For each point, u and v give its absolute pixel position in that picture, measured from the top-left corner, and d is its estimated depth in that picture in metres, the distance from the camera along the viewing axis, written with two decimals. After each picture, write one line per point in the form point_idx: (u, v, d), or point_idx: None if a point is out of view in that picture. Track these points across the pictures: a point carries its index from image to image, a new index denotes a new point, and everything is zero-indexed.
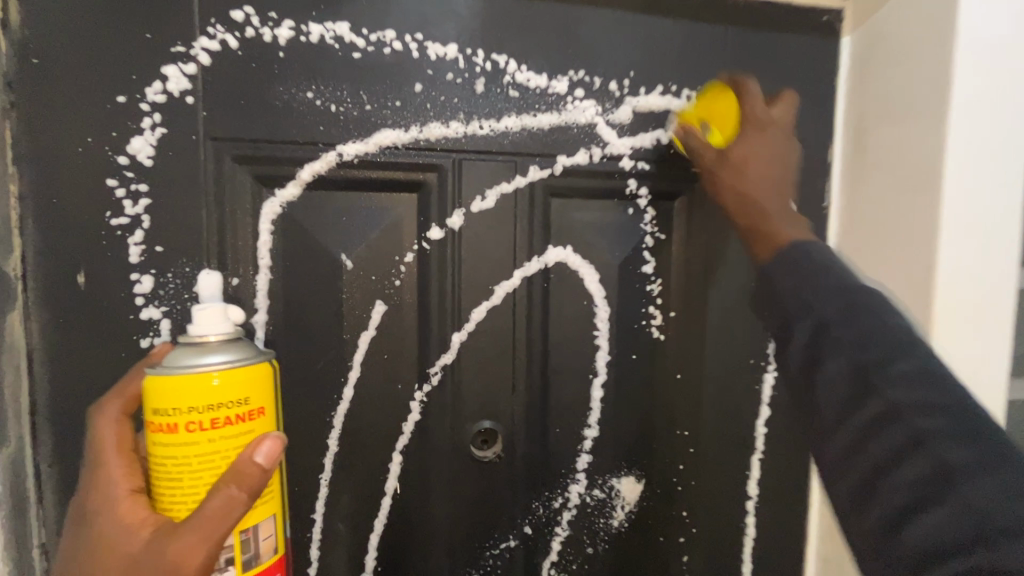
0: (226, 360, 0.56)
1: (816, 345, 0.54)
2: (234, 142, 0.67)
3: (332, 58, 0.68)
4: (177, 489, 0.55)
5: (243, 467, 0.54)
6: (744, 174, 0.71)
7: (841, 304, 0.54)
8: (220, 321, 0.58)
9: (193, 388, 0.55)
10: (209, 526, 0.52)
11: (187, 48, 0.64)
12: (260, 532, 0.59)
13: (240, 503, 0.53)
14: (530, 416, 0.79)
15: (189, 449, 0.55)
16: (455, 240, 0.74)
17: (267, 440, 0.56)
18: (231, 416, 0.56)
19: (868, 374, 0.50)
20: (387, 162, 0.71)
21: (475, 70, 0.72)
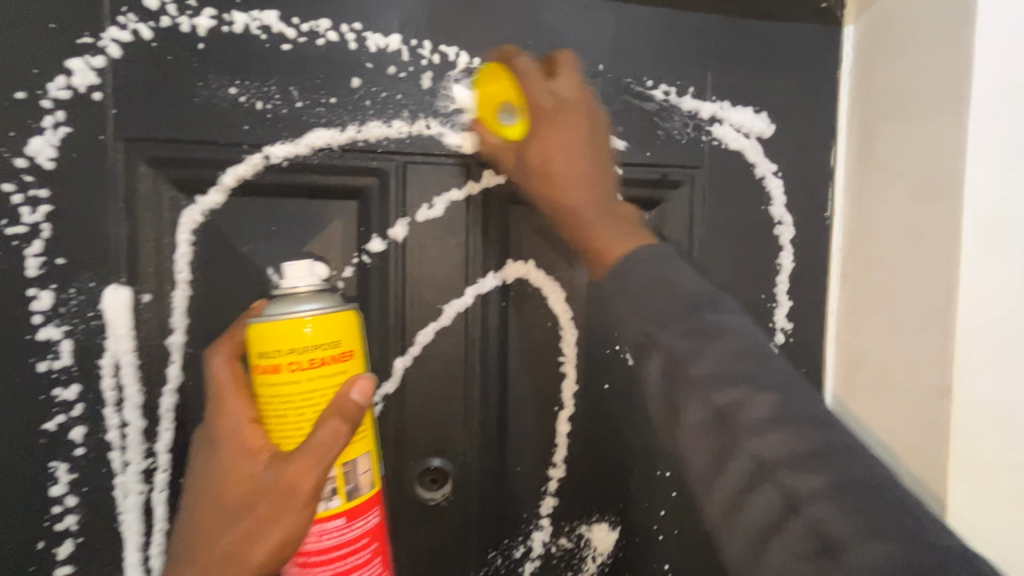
0: (316, 305, 0.49)
1: (669, 384, 0.47)
2: (147, 143, 0.60)
3: (259, 49, 0.61)
4: (287, 426, 0.50)
5: (343, 404, 0.49)
6: (549, 178, 0.58)
7: (683, 333, 0.47)
8: (307, 268, 0.51)
9: (284, 332, 0.48)
10: (317, 455, 0.48)
11: (95, 39, 0.58)
12: (359, 469, 0.52)
13: (341, 437, 0.48)
14: (486, 452, 0.69)
15: (291, 389, 0.49)
16: (400, 254, 0.66)
17: (360, 377, 0.50)
18: (328, 357, 0.50)
19: (724, 423, 0.44)
20: (321, 165, 0.63)
21: (421, 63, 0.64)
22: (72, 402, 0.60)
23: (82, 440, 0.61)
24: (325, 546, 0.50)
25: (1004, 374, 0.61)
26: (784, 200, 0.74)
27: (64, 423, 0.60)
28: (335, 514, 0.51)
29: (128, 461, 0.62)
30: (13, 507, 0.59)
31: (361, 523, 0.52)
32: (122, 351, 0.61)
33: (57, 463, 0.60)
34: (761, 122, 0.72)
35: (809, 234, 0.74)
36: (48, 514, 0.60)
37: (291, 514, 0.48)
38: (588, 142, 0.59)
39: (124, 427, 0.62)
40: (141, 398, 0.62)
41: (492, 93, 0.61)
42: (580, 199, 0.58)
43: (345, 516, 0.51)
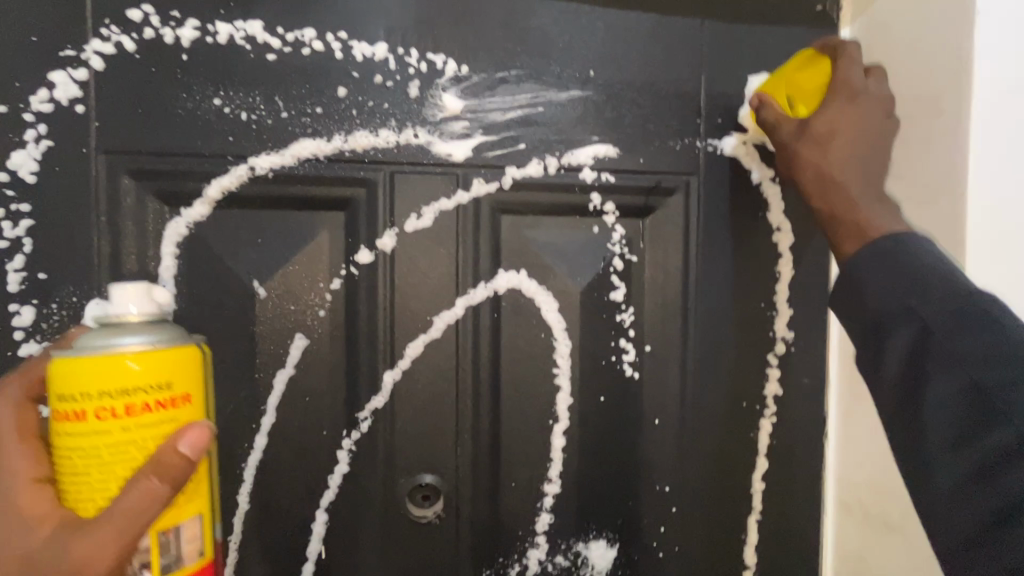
0: (148, 339, 0.44)
1: (915, 363, 0.44)
2: (130, 156, 0.59)
3: (243, 60, 0.60)
4: (90, 484, 0.43)
5: (166, 459, 0.42)
6: (825, 145, 0.59)
7: (953, 311, 0.43)
8: (144, 293, 0.46)
9: (103, 370, 0.43)
10: (124, 524, 0.41)
11: (78, 51, 0.57)
12: (183, 533, 0.45)
13: (160, 499, 0.42)
14: (479, 468, 0.67)
15: (100, 440, 0.43)
16: (389, 264, 0.64)
17: (192, 427, 0.44)
18: (155, 401, 0.44)
19: (984, 398, 0.41)
20: (308, 176, 0.62)
21: (408, 72, 0.63)
22: None
23: None
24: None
25: None
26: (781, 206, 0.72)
27: None
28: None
29: None
30: None
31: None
32: None
33: None
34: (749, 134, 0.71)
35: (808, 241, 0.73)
36: None
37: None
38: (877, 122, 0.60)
39: None
40: None
41: (796, 80, 0.63)
42: (837, 166, 0.58)
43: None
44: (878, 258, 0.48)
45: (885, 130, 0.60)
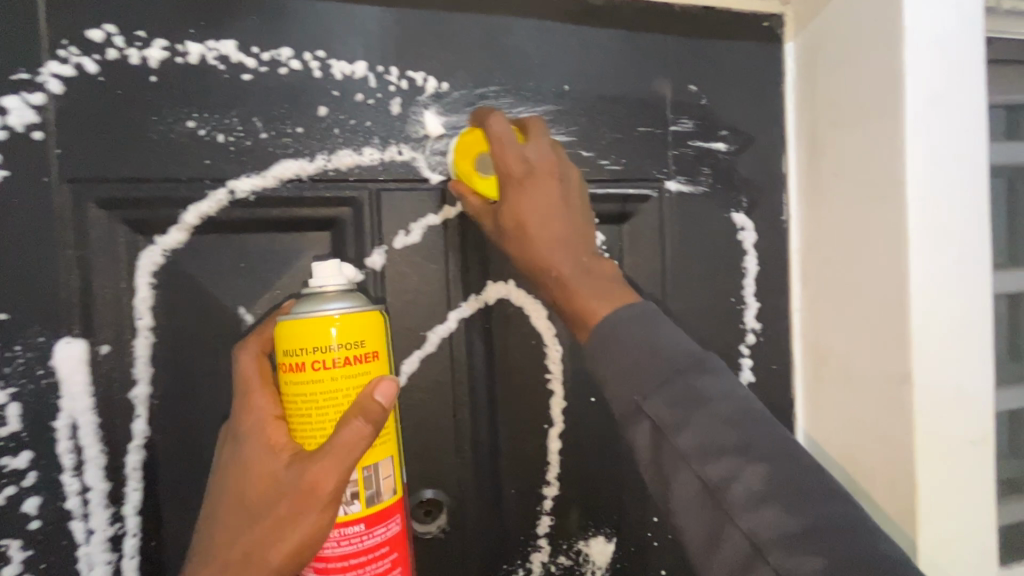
0: (345, 303, 0.49)
1: (659, 449, 0.51)
2: (98, 184, 0.56)
3: (217, 80, 0.59)
4: (308, 424, 0.49)
5: (367, 406, 0.47)
6: (526, 240, 0.61)
7: (667, 400, 0.51)
8: (335, 268, 0.51)
9: (311, 328, 0.48)
10: (340, 458, 0.46)
11: (32, 74, 0.54)
12: (381, 473, 0.51)
13: (364, 440, 0.47)
14: (478, 478, 0.68)
15: (315, 387, 0.48)
16: (379, 282, 0.64)
17: (383, 380, 0.49)
18: (354, 356, 0.49)
19: (713, 493, 0.49)
20: (291, 197, 0.61)
21: (389, 89, 0.64)
22: (23, 471, 0.55)
23: (36, 513, 0.55)
24: (347, 551, 0.49)
25: (953, 352, 0.66)
26: (744, 208, 0.77)
27: (14, 495, 0.54)
28: (356, 518, 0.50)
29: (93, 528, 0.57)
30: None
31: (382, 530, 0.51)
32: (79, 410, 0.56)
33: (9, 540, 0.54)
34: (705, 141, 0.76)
35: (769, 238, 0.78)
36: None
37: (312, 514, 0.47)
38: (567, 201, 0.62)
39: (85, 493, 0.56)
40: (104, 458, 0.57)
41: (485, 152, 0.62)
42: (542, 250, 0.60)
43: (365, 521, 0.50)
44: (628, 319, 0.55)
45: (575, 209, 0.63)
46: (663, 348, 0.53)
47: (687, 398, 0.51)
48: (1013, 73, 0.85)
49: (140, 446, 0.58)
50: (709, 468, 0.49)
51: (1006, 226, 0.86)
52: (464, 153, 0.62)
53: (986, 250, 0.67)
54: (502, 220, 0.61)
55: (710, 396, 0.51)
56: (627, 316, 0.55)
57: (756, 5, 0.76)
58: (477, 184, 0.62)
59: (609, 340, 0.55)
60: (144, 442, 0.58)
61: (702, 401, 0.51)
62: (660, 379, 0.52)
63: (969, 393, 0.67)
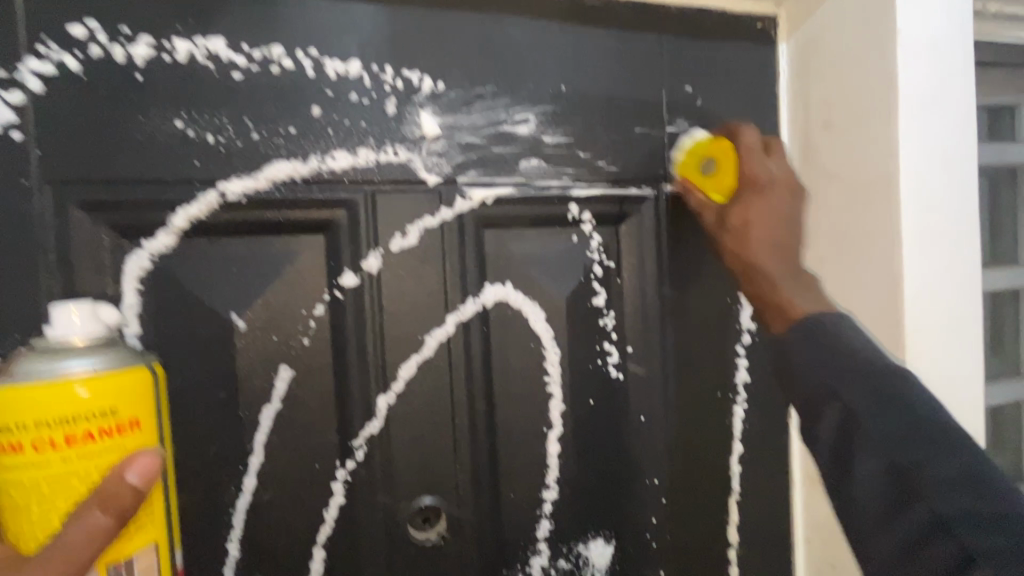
0: (91, 362, 0.44)
1: (846, 439, 0.44)
2: (82, 186, 0.54)
3: (205, 78, 0.57)
4: (32, 515, 0.43)
5: (111, 489, 0.42)
6: (743, 239, 0.65)
7: (866, 389, 0.45)
8: (85, 309, 0.45)
9: (50, 397, 0.42)
10: (64, 558, 0.41)
11: (11, 72, 0.52)
12: (133, 565, 0.45)
13: (104, 533, 0.42)
14: (477, 483, 0.67)
15: (37, 471, 0.42)
16: (376, 286, 0.63)
17: (142, 454, 0.44)
18: (96, 428, 0.43)
19: (903, 481, 0.42)
20: (284, 199, 0.59)
21: (384, 89, 0.62)
22: None
23: None
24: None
25: (945, 351, 0.67)
26: None
27: None
28: None
29: None
30: None
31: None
32: None
33: None
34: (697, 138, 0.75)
35: None
36: None
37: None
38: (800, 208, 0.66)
39: None
40: None
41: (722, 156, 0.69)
42: (754, 249, 0.64)
43: None
44: (796, 340, 0.50)
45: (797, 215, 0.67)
46: (847, 345, 0.48)
47: (885, 390, 0.44)
48: (996, 76, 0.87)
49: None
50: (902, 454, 0.42)
51: (987, 226, 0.88)
52: (690, 157, 0.72)
53: (975, 250, 0.69)
54: (728, 216, 0.67)
55: (903, 382, 0.45)
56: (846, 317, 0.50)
57: (750, 6, 0.77)
58: (703, 182, 0.71)
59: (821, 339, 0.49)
60: None
61: (899, 392, 0.44)
62: (850, 371, 0.46)
63: (958, 389, 0.69)
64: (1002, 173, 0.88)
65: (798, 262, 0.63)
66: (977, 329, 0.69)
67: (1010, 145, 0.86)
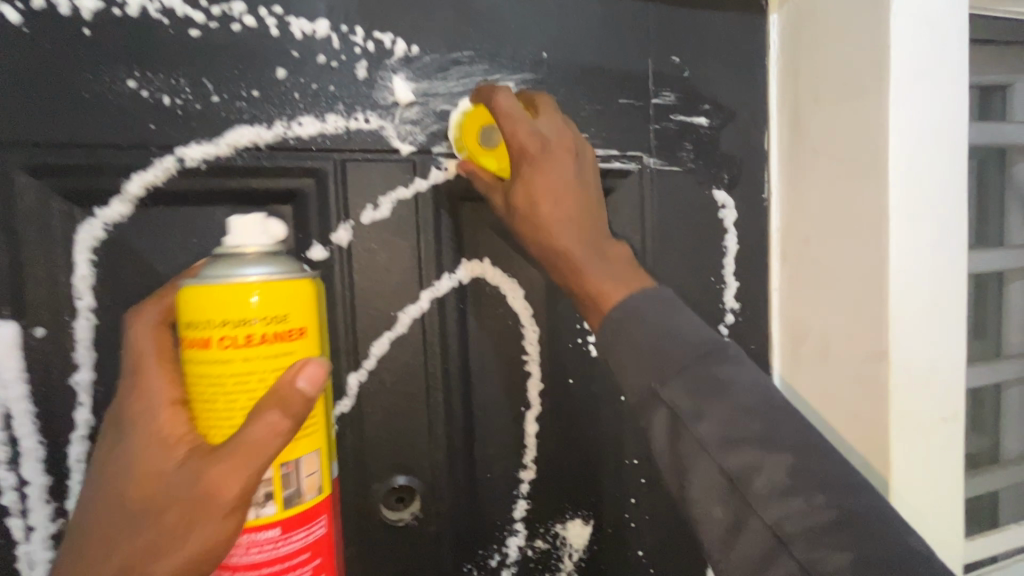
0: (267, 269, 0.44)
1: (676, 439, 0.49)
2: (27, 150, 0.51)
3: (160, 35, 0.53)
4: (220, 412, 0.43)
5: (286, 392, 0.42)
6: (536, 220, 0.57)
7: (688, 388, 0.48)
8: (257, 224, 0.45)
9: (225, 299, 0.42)
10: (252, 454, 0.41)
11: None
12: (301, 469, 0.46)
13: (279, 435, 0.41)
14: (453, 463, 0.66)
15: (223, 369, 0.43)
16: (346, 260, 0.60)
17: (310, 362, 0.43)
18: (277, 333, 0.44)
19: (733, 480, 0.46)
20: (247, 166, 0.56)
21: (354, 51, 0.59)
22: None
23: None
24: (257, 560, 0.44)
25: (927, 331, 0.66)
26: (725, 184, 0.76)
27: None
28: (269, 522, 0.44)
29: (33, 525, 0.53)
30: None
31: (300, 535, 0.46)
32: (14, 398, 0.51)
33: None
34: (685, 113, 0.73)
35: (750, 216, 0.77)
36: None
37: (208, 525, 0.41)
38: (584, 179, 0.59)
39: (23, 488, 0.52)
40: (44, 450, 0.52)
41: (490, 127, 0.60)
42: (557, 228, 0.57)
43: (281, 526, 0.45)
44: (627, 315, 0.52)
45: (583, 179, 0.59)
46: (677, 342, 0.50)
47: (710, 391, 0.48)
48: (990, 53, 0.84)
49: (84, 436, 0.53)
50: (729, 459, 0.47)
51: (974, 207, 0.87)
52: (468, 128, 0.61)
53: (961, 229, 0.67)
54: (513, 195, 0.58)
55: (726, 380, 0.49)
56: (654, 298, 0.53)
57: None
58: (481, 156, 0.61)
59: (642, 321, 0.51)
60: (88, 432, 0.53)
61: (724, 389, 0.48)
62: (679, 370, 0.49)
63: (939, 370, 0.68)
64: (992, 153, 0.87)
65: (606, 237, 0.59)
66: (961, 310, 0.68)
67: (1001, 124, 0.84)
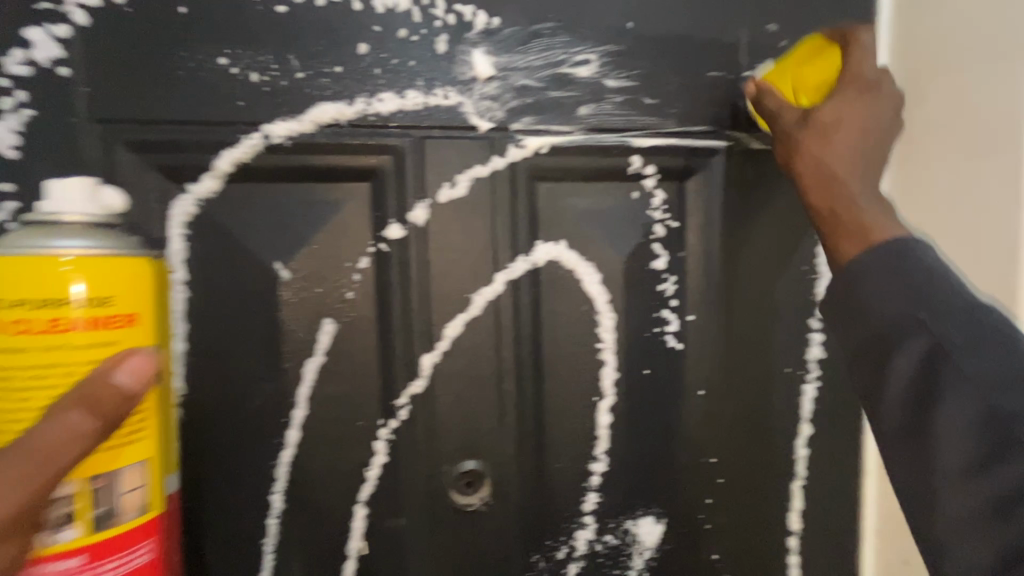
0: (88, 245, 0.40)
1: (928, 379, 0.39)
2: (127, 126, 0.53)
3: (249, 12, 0.54)
4: (11, 405, 0.38)
5: (90, 388, 0.38)
6: (825, 135, 0.53)
7: (963, 325, 0.38)
8: (84, 188, 0.42)
9: (39, 277, 0.38)
10: (47, 461, 0.36)
11: (57, 5, 0.50)
12: (119, 483, 0.41)
13: (87, 437, 0.37)
14: (523, 450, 0.64)
15: (16, 358, 0.38)
16: (422, 239, 0.59)
17: (136, 354, 0.39)
18: (99, 320, 0.39)
19: (999, 429, 0.36)
20: (329, 143, 0.56)
21: (435, 25, 0.58)
22: None
23: None
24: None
25: None
26: None
27: None
28: (70, 550, 0.39)
29: None
30: None
31: (113, 563, 0.41)
32: None
33: None
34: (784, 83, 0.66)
35: None
36: None
37: (19, 545, 0.36)
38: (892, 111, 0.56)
39: None
40: None
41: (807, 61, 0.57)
42: (835, 147, 0.53)
43: (88, 552, 0.40)
44: (883, 258, 0.43)
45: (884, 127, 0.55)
46: (934, 277, 0.41)
47: (991, 330, 0.38)
48: None
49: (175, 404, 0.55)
50: (1002, 401, 0.36)
51: None
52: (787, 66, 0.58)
53: None
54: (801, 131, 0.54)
55: (995, 322, 0.38)
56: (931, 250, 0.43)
57: None
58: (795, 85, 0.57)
59: (873, 275, 0.42)
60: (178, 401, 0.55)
61: (1002, 331, 0.38)
62: (927, 303, 0.40)
63: None
64: None
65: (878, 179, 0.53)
66: None
67: None
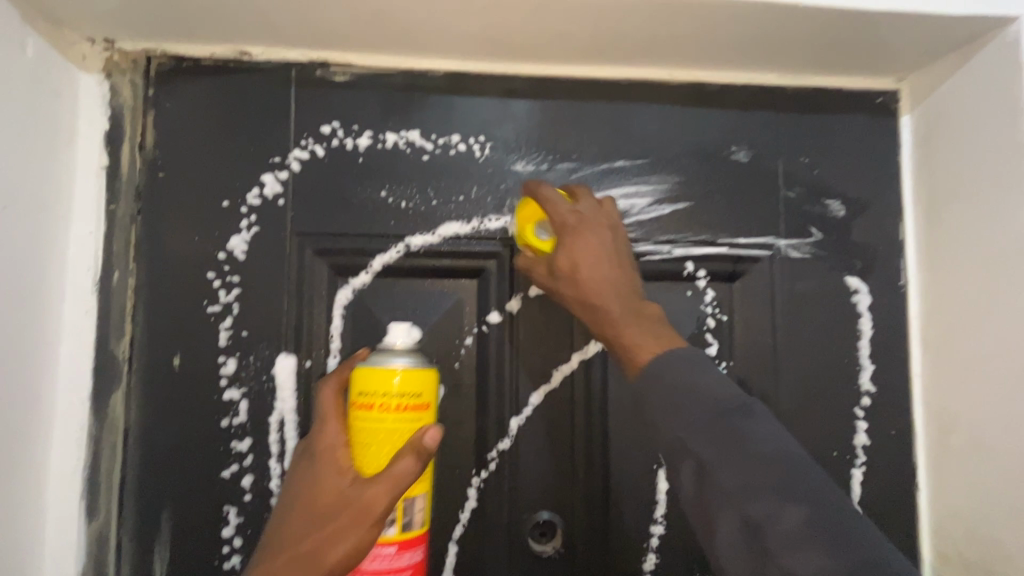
0: (408, 360, 0.63)
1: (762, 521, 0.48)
2: (315, 238, 0.74)
3: (404, 159, 0.76)
4: (369, 456, 0.61)
5: (416, 445, 0.57)
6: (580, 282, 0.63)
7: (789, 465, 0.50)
8: (405, 330, 0.64)
9: (380, 381, 0.62)
10: (392, 482, 0.56)
11: (282, 158, 0.75)
12: (415, 506, 0.63)
13: (413, 473, 0.57)
14: (591, 507, 0.75)
15: (378, 424, 0.61)
16: (515, 324, 0.76)
17: (431, 427, 0.58)
18: (413, 405, 0.62)
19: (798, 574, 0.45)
20: (449, 251, 0.75)
21: (533, 165, 0.78)
22: (244, 453, 0.71)
23: (249, 487, 0.71)
24: (379, 568, 0.61)
25: None
26: (858, 271, 0.80)
27: (236, 471, 0.71)
28: (390, 541, 0.61)
29: None
30: (191, 543, 0.70)
31: (408, 556, 0.62)
32: (286, 410, 0.72)
33: (230, 506, 0.70)
34: (816, 205, 0.81)
35: (886, 301, 0.80)
36: (218, 553, 0.70)
37: (365, 531, 0.56)
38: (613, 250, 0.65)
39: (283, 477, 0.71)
40: None
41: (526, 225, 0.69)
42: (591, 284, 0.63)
43: (397, 545, 0.62)
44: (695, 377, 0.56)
45: (619, 252, 0.66)
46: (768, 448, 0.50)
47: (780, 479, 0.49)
48: None
49: None
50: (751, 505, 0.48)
51: None
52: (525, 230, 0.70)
53: None
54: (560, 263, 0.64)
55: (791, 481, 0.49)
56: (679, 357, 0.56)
57: (868, 84, 0.83)
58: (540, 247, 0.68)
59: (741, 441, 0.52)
60: None
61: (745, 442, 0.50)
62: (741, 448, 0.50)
63: None
64: None
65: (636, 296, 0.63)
66: None
67: None
